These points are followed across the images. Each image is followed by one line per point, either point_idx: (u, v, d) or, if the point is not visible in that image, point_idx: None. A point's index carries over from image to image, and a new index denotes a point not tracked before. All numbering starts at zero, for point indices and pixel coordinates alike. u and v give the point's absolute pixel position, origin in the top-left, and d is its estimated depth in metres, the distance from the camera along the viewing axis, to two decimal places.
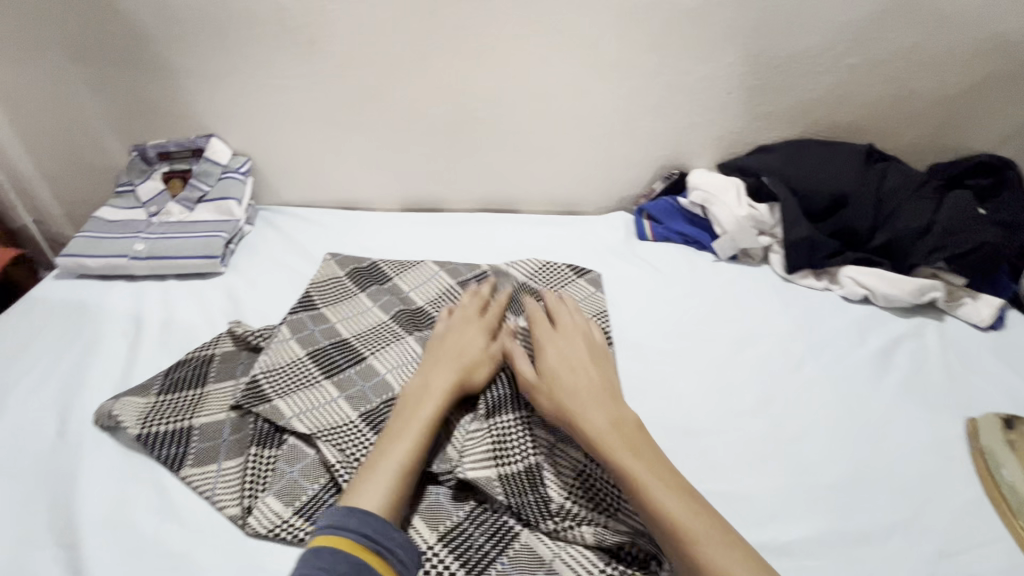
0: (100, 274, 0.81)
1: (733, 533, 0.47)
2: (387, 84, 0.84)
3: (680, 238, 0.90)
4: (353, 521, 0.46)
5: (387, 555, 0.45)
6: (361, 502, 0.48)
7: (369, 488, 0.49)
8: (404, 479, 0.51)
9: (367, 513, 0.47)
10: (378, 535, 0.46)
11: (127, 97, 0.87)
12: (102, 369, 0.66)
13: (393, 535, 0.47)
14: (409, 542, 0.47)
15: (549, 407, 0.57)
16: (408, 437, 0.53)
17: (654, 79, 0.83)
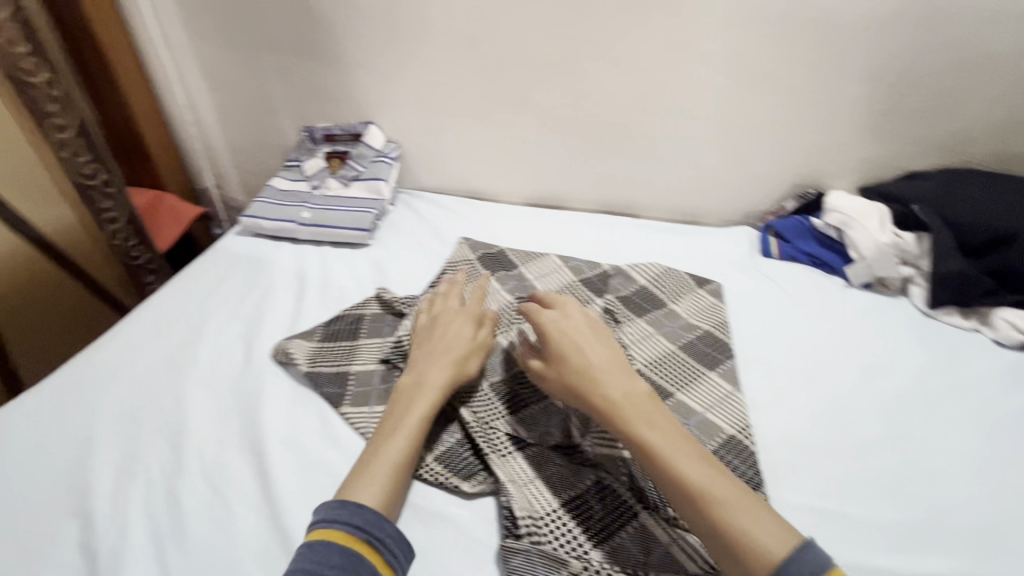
0: (271, 235, 0.94)
1: (759, 499, 0.47)
2: (534, 85, 0.90)
3: (808, 259, 0.88)
4: (343, 513, 0.49)
5: (378, 546, 0.47)
6: (356, 496, 0.50)
7: (367, 484, 0.51)
8: (399, 474, 0.53)
9: (359, 507, 0.49)
10: (366, 525, 0.48)
11: (306, 84, 1.00)
12: (276, 314, 0.77)
13: (382, 526, 0.49)
14: (398, 534, 0.49)
15: (552, 384, 0.57)
16: (398, 434, 0.55)
17: (802, 95, 0.82)
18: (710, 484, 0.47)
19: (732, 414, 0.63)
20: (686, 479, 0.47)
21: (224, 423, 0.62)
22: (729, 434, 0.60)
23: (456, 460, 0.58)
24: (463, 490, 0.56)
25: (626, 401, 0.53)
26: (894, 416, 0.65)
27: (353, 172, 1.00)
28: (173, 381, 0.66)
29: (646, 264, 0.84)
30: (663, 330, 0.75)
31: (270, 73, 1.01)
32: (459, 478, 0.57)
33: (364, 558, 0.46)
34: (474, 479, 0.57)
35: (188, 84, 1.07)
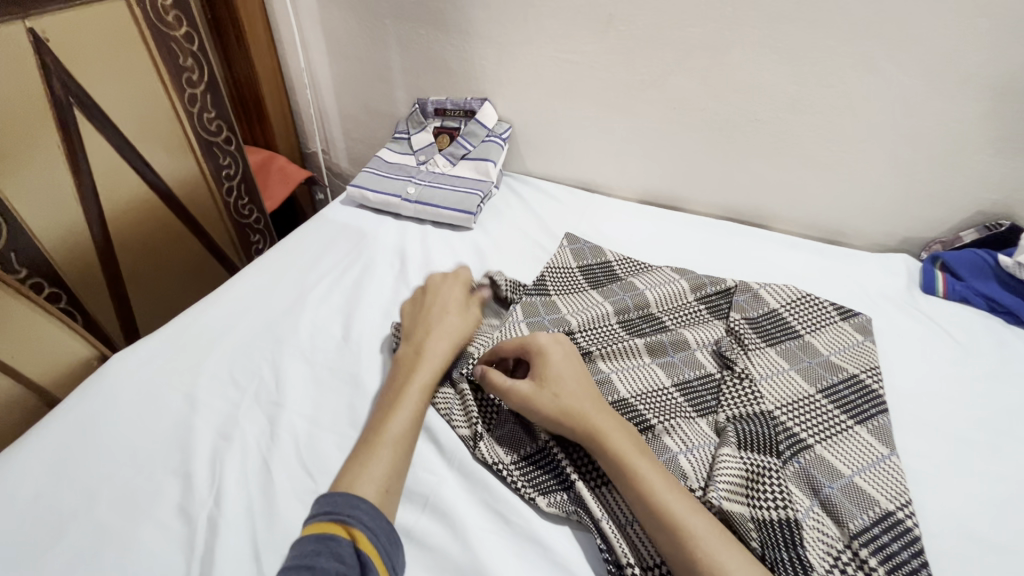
0: (375, 207, 0.92)
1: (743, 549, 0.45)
2: (674, 70, 0.80)
3: (985, 303, 0.74)
4: (348, 509, 0.45)
5: (354, 523, 0.44)
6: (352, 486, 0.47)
7: (363, 470, 0.49)
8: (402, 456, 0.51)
9: (358, 498, 0.46)
10: (370, 521, 0.45)
11: (424, 55, 0.97)
12: (375, 291, 0.75)
13: (380, 522, 0.45)
14: (375, 510, 0.46)
15: (545, 403, 0.54)
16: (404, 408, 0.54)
17: (1015, 105, 0.67)
18: (689, 518, 0.45)
19: (888, 481, 0.52)
20: (668, 508, 0.45)
21: (319, 399, 0.60)
22: (887, 509, 0.49)
23: (536, 469, 0.53)
24: (540, 506, 0.50)
25: (590, 410, 0.52)
26: None
27: (462, 150, 0.96)
28: (274, 347, 0.66)
29: (780, 285, 0.73)
30: (801, 366, 0.63)
31: (388, 40, 0.98)
32: (537, 491, 0.52)
33: (337, 539, 0.43)
34: (552, 496, 0.51)
35: (308, 48, 1.07)
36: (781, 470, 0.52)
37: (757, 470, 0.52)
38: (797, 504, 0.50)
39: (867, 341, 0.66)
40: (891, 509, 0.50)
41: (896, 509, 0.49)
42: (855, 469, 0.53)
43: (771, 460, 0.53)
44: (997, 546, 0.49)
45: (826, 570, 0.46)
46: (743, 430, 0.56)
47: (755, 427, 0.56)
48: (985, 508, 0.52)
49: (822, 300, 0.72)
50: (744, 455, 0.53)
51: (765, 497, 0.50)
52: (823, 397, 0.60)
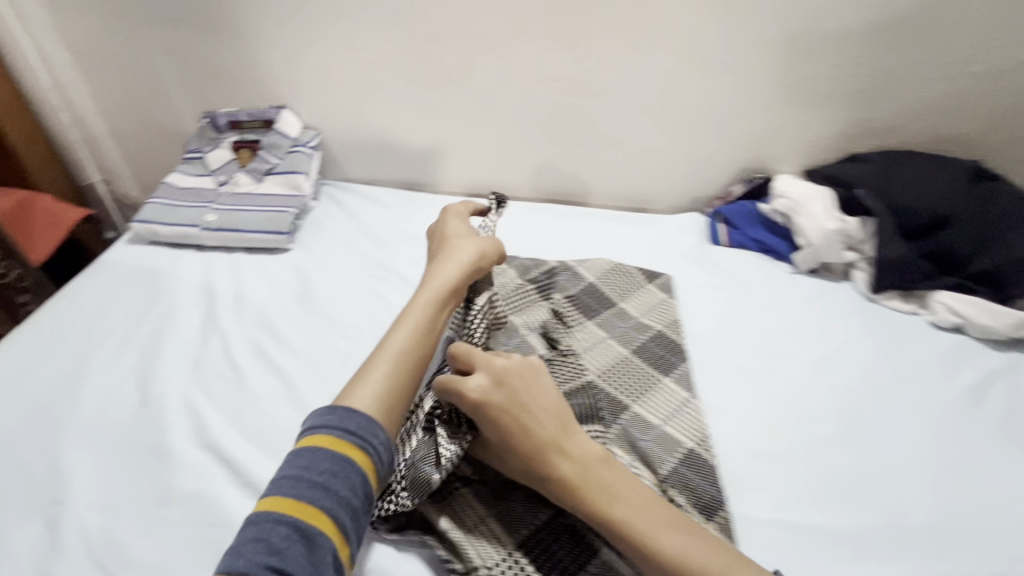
0: (170, 242, 0.81)
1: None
2: (469, 64, 0.81)
3: (757, 245, 0.86)
4: (355, 424, 0.48)
5: (371, 453, 0.48)
6: (353, 404, 0.50)
7: (357, 389, 0.52)
8: (398, 373, 0.54)
9: (353, 412, 0.49)
10: (367, 434, 0.48)
11: (201, 63, 0.86)
12: (179, 338, 0.66)
13: (380, 441, 0.49)
14: (389, 443, 0.50)
15: (520, 461, 0.48)
16: (395, 338, 0.57)
17: (747, 76, 0.79)
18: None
19: (686, 422, 0.60)
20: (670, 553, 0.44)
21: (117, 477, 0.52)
22: (688, 448, 0.57)
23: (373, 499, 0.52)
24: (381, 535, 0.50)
25: (563, 454, 0.48)
26: (847, 410, 0.64)
27: (266, 165, 0.88)
28: (50, 433, 0.55)
29: (594, 261, 0.78)
30: (615, 334, 0.70)
31: (156, 47, 0.86)
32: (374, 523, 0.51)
33: (355, 467, 0.46)
34: (393, 523, 0.51)
35: (53, 61, 0.90)
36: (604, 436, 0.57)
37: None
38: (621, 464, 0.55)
39: (666, 299, 0.75)
40: (691, 446, 0.58)
41: (695, 445, 0.58)
42: (664, 419, 0.60)
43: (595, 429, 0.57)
44: (772, 454, 0.60)
45: None
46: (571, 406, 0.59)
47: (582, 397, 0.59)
48: (765, 423, 0.62)
49: (631, 267, 0.80)
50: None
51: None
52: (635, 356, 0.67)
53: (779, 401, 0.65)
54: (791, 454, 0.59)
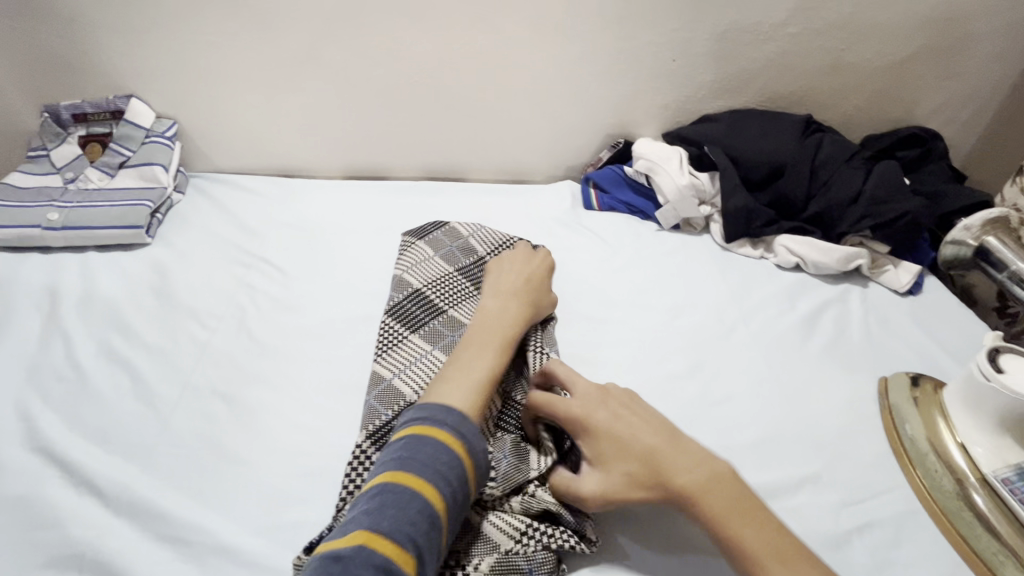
0: (10, 246, 0.76)
1: (805, 549, 0.44)
2: (321, 42, 0.80)
3: (625, 207, 0.91)
4: (447, 416, 0.48)
5: (452, 433, 0.47)
6: (446, 398, 0.50)
7: (450, 389, 0.52)
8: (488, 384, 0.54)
9: (460, 411, 0.49)
10: (465, 432, 0.48)
11: (31, 53, 0.80)
12: (14, 345, 0.62)
13: (475, 436, 0.48)
14: (477, 431, 0.49)
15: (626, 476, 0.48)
16: (488, 350, 0.57)
17: (597, 45, 0.82)
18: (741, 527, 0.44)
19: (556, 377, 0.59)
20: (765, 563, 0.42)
21: None
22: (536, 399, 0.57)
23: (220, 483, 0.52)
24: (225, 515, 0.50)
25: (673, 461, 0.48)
26: (696, 347, 0.70)
27: (119, 158, 0.84)
28: None
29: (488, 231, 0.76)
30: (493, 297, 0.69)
31: None
32: (219, 506, 0.50)
33: (458, 458, 0.46)
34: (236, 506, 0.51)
35: None
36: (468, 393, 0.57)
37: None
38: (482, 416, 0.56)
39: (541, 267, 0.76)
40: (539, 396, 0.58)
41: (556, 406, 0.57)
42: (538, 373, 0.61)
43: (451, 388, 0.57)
44: None
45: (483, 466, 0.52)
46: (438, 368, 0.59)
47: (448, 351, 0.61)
48: (621, 367, 0.66)
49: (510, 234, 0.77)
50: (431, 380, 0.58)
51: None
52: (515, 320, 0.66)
53: (636, 345, 0.69)
54: (643, 392, 0.64)
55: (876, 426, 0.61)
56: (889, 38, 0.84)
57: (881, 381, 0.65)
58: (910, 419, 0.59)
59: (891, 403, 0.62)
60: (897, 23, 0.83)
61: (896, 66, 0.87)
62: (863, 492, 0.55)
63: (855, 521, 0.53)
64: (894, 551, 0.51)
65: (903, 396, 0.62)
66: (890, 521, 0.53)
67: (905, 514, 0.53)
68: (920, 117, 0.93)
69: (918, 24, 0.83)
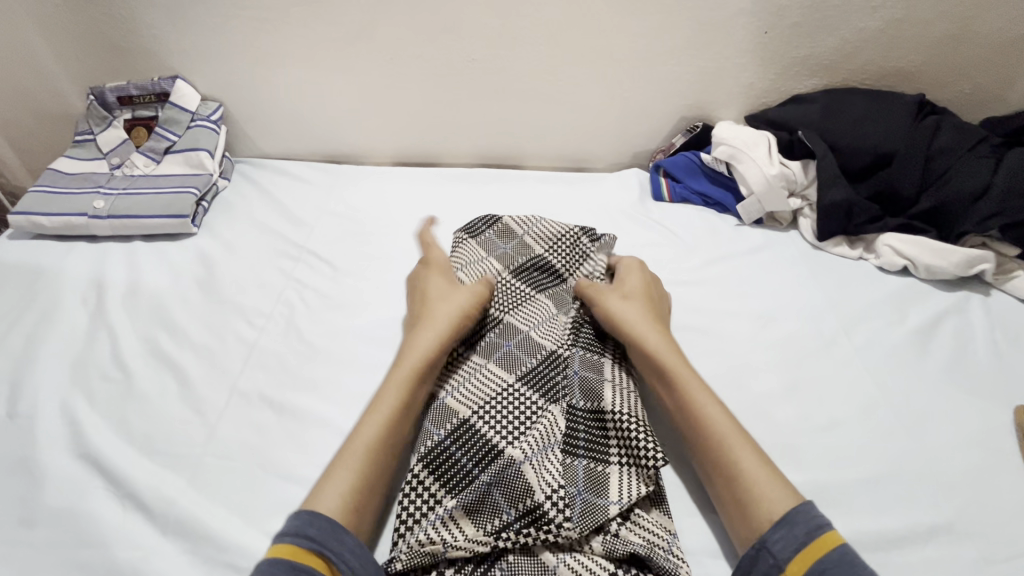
0: (58, 235, 0.73)
1: (773, 465, 0.47)
2: (373, 16, 0.73)
3: (700, 199, 0.82)
4: (299, 522, 0.42)
5: (306, 543, 0.41)
6: (318, 502, 0.44)
7: (331, 482, 0.45)
8: (378, 465, 0.47)
9: (315, 515, 0.43)
10: (327, 538, 0.42)
11: (76, 32, 0.77)
12: (59, 340, 0.59)
13: (342, 538, 0.42)
14: (351, 535, 0.43)
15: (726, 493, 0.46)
16: (381, 411, 0.50)
17: (678, 15, 0.72)
18: (713, 413, 0.49)
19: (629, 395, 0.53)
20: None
21: None
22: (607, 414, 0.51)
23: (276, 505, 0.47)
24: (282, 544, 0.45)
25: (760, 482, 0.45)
26: (790, 363, 0.61)
27: (164, 143, 0.80)
28: None
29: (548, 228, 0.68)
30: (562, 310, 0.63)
31: (18, 15, 0.75)
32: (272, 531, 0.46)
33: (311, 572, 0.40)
34: None
35: None
36: (531, 412, 0.52)
37: (499, 417, 0.51)
38: (545, 442, 0.49)
39: (597, 260, 0.67)
40: (609, 410, 0.51)
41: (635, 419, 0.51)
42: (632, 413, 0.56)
43: (513, 404, 0.52)
44: None
45: (548, 494, 0.46)
46: (495, 387, 0.54)
47: (507, 367, 0.55)
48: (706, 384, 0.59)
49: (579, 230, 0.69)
50: (489, 402, 0.52)
51: (501, 439, 0.50)
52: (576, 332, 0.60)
53: (720, 358, 0.62)
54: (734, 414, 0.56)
55: (1018, 466, 0.52)
56: None
57: (1019, 412, 0.55)
58: None
59: None
60: None
61: None
62: (1010, 548, 0.46)
63: None
64: None
65: None
66: None
67: None
68: None
69: None
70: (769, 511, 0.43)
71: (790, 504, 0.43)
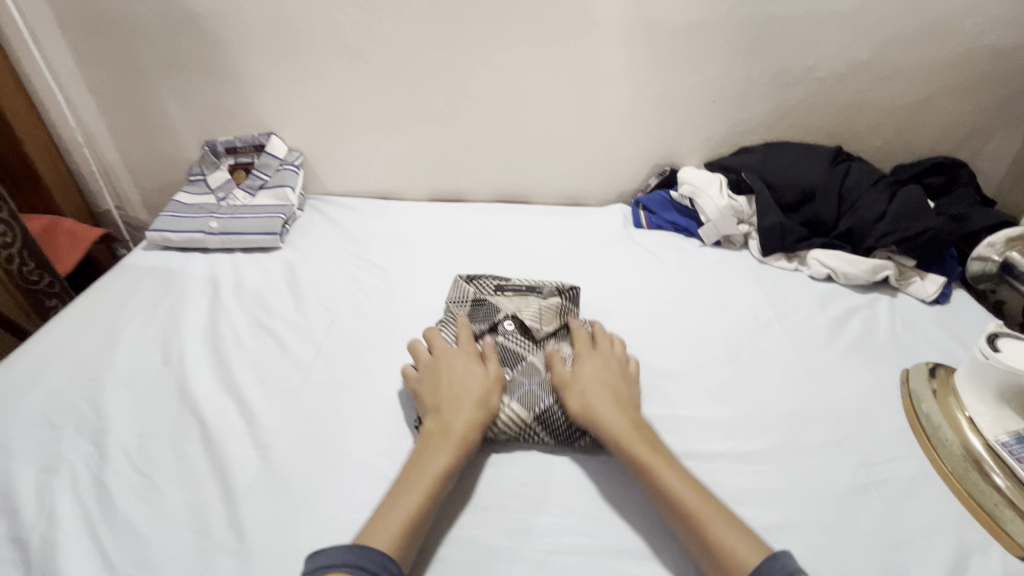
0: (179, 247, 0.97)
1: (741, 523, 0.52)
2: (423, 90, 0.99)
3: (671, 226, 1.04)
4: (328, 557, 0.48)
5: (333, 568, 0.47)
6: (373, 543, 0.49)
7: (380, 529, 0.51)
8: (422, 511, 0.53)
9: (364, 548, 0.48)
10: (352, 558, 0.47)
11: (203, 102, 1.04)
12: (192, 316, 0.81)
13: (370, 556, 0.48)
14: (387, 558, 0.48)
15: (692, 540, 0.52)
16: (416, 491, 0.54)
17: (648, 89, 0.98)
18: (684, 492, 0.54)
19: None
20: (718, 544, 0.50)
21: (146, 412, 0.66)
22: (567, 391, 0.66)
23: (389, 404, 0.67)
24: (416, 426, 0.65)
25: (706, 519, 0.52)
26: (733, 341, 0.80)
27: (259, 180, 1.05)
28: (89, 386, 0.69)
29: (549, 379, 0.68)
30: (515, 316, 0.75)
31: (162, 91, 1.03)
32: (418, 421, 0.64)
33: None
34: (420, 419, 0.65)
35: (77, 109, 1.07)
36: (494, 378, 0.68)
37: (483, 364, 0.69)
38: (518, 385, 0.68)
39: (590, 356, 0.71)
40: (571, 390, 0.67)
41: None
42: None
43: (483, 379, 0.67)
44: (672, 371, 0.75)
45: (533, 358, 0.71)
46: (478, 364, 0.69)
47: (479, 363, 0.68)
48: (666, 353, 0.78)
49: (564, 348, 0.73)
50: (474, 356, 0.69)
51: None
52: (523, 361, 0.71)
53: (677, 336, 0.81)
54: (687, 372, 0.75)
55: (898, 407, 0.69)
56: (912, 78, 0.96)
57: (903, 372, 0.74)
58: (926, 400, 0.67)
59: (910, 387, 0.70)
60: (920, 66, 0.94)
61: (920, 103, 0.98)
62: (883, 457, 0.63)
63: (874, 478, 0.61)
64: (908, 503, 0.59)
65: (921, 382, 0.70)
66: (905, 480, 0.61)
67: (919, 476, 0.61)
68: (948, 145, 1.03)
69: (941, 65, 0.94)
70: (738, 563, 0.48)
71: (761, 555, 0.49)
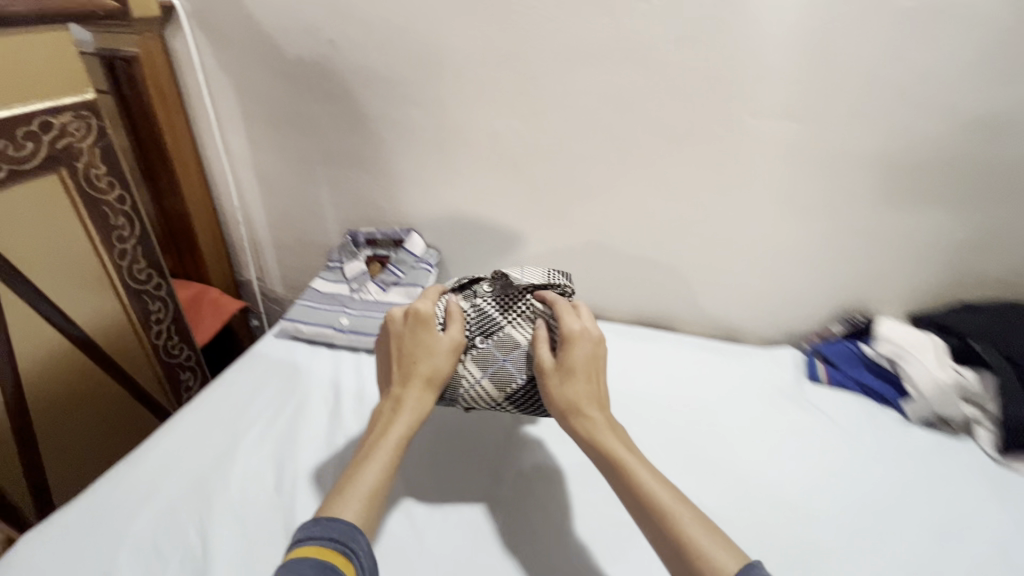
0: (309, 339, 0.95)
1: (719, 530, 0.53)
2: (575, 204, 0.92)
3: (860, 387, 0.85)
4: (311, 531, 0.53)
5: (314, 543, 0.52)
6: (338, 513, 0.55)
7: (349, 501, 0.57)
8: (388, 473, 0.60)
9: (331, 520, 0.54)
10: (333, 536, 0.53)
11: (353, 194, 1.05)
12: (311, 431, 0.76)
13: (355, 539, 0.53)
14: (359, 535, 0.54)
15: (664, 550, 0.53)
16: (379, 462, 0.60)
17: (844, 226, 0.82)
18: (688, 521, 0.53)
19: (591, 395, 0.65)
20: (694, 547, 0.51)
21: (251, 561, 0.59)
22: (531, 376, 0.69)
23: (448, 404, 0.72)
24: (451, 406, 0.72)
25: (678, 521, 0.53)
26: None
27: (393, 277, 1.02)
28: (202, 509, 0.65)
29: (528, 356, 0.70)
30: (494, 280, 0.75)
31: (318, 180, 1.06)
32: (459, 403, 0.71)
33: (327, 561, 0.50)
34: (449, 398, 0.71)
35: (242, 190, 1.13)
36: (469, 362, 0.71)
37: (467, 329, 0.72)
38: (495, 359, 0.70)
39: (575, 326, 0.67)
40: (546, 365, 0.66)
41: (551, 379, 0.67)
42: None
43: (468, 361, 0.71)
44: None
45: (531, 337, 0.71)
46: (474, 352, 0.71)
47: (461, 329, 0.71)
48: None
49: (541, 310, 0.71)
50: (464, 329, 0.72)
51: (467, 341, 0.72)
52: (502, 327, 0.72)
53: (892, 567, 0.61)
54: None
55: None
56: None
57: None
58: None
59: None
60: None
61: None
62: None
63: None
64: None
65: None
66: None
67: None
68: None
69: None
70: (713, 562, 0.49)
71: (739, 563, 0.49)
